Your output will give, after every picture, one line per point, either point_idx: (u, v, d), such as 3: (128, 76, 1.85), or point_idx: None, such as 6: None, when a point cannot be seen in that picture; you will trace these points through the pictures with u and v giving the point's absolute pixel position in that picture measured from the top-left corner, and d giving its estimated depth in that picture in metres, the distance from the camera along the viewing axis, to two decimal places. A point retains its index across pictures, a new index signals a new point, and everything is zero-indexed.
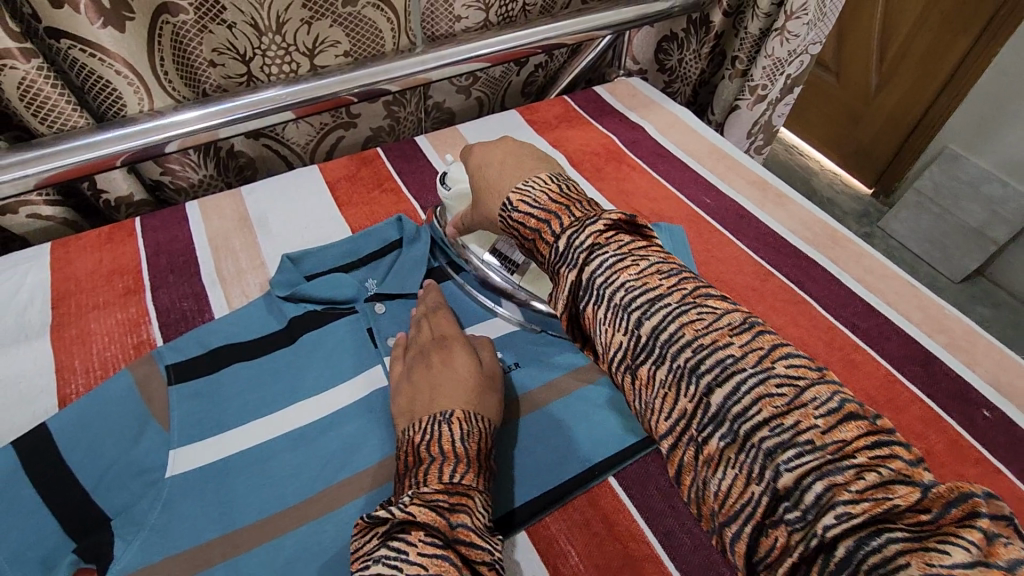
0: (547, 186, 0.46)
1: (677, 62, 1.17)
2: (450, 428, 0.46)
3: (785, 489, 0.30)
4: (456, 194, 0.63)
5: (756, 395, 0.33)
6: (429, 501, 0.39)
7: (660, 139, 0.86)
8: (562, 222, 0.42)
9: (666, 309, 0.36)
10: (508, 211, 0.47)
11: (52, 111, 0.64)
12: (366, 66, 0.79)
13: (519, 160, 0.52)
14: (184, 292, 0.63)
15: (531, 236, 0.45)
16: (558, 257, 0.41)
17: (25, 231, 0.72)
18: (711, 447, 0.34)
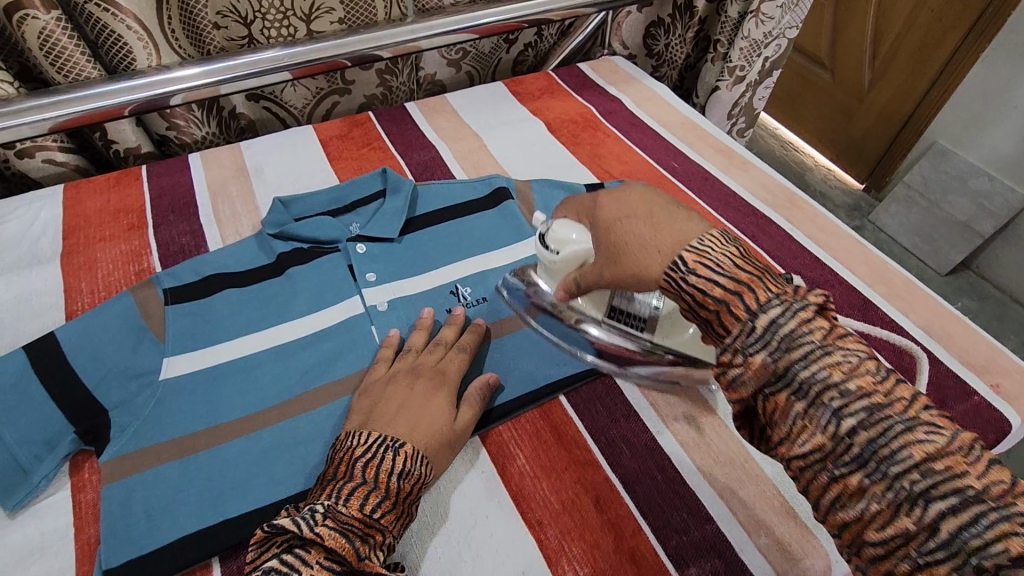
0: (725, 245, 0.38)
1: (664, 46, 1.22)
2: (394, 458, 0.43)
3: (936, 536, 0.29)
4: (566, 258, 0.51)
5: (904, 437, 0.31)
6: (342, 526, 0.39)
7: (636, 110, 0.90)
8: (761, 297, 0.36)
9: (809, 349, 0.34)
10: (679, 274, 0.38)
11: (68, 61, 0.70)
12: (360, 32, 0.84)
13: (671, 208, 0.42)
14: (183, 229, 0.69)
15: (709, 308, 0.37)
16: (753, 341, 0.35)
17: (41, 175, 0.78)
18: (847, 480, 0.32)
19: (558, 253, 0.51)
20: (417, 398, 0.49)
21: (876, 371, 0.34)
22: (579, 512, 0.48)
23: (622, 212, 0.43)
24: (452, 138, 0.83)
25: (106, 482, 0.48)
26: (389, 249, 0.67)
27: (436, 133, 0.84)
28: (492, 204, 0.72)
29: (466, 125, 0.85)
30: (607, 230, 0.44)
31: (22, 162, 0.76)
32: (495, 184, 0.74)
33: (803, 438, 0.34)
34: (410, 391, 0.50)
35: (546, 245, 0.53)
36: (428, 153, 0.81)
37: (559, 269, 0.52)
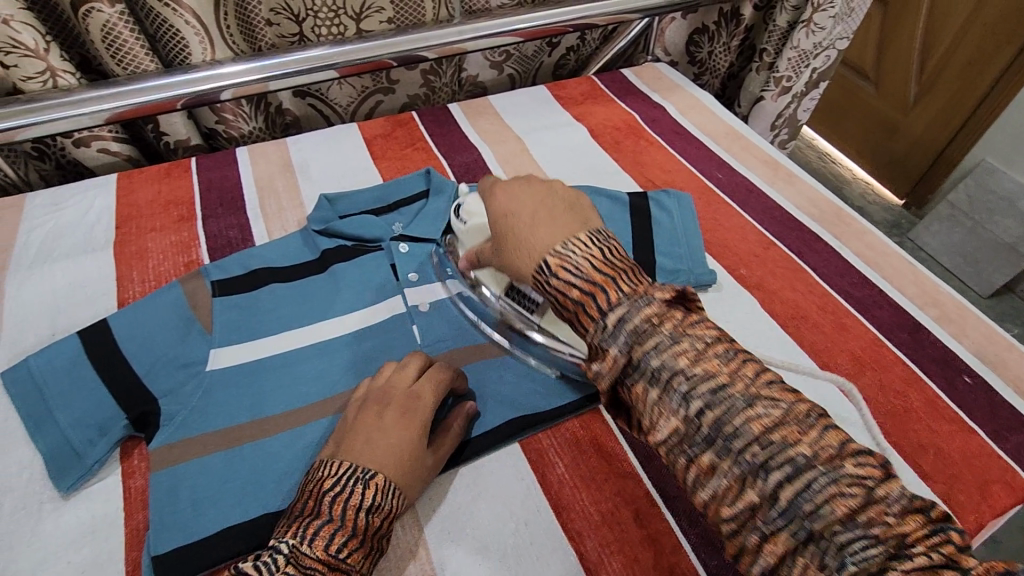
0: (589, 249, 0.45)
1: (707, 54, 1.20)
2: (363, 491, 0.42)
3: (780, 505, 0.33)
4: (472, 227, 0.61)
5: (743, 413, 0.36)
6: (302, 571, 0.38)
7: (680, 118, 0.89)
8: (611, 298, 0.41)
9: (715, 384, 0.37)
10: (545, 276, 0.45)
11: (127, 54, 0.72)
12: (408, 32, 0.85)
13: (554, 212, 0.49)
14: (231, 223, 0.70)
15: (571, 308, 0.43)
16: (607, 334, 0.40)
17: (95, 164, 0.80)
18: (702, 459, 0.36)
19: (466, 223, 0.61)
20: (384, 428, 0.46)
21: (727, 364, 0.38)
22: (618, 525, 0.47)
23: (509, 208, 0.51)
24: (494, 141, 0.83)
25: (155, 468, 0.49)
26: (432, 250, 0.67)
27: (478, 135, 0.84)
28: None
29: (509, 128, 0.85)
30: (497, 222, 0.51)
31: (78, 151, 0.78)
32: None
33: (667, 431, 0.38)
34: (380, 420, 0.47)
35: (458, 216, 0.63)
36: (470, 155, 0.81)
37: (466, 239, 0.62)
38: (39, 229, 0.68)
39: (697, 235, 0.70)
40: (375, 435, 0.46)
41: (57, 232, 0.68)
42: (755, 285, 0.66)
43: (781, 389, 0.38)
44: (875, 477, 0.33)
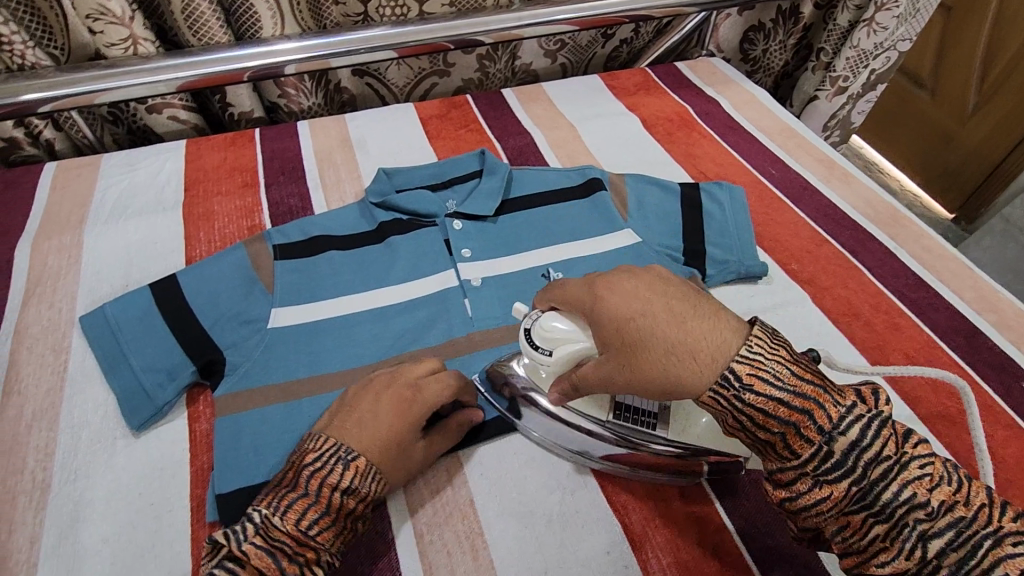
0: (774, 351, 0.38)
1: (762, 52, 1.16)
2: (344, 471, 0.42)
3: (914, 549, 0.34)
4: (560, 360, 0.45)
5: (838, 434, 0.36)
6: (271, 544, 0.38)
7: (734, 113, 0.89)
8: (832, 414, 0.36)
9: (887, 465, 0.35)
10: (734, 391, 0.37)
11: (203, 25, 0.75)
12: (469, 16, 0.86)
13: (682, 302, 0.40)
14: (292, 191, 0.73)
15: (766, 433, 0.38)
16: (730, 407, 0.38)
17: (164, 131, 0.84)
18: (855, 519, 0.35)
19: (551, 354, 0.45)
20: (374, 407, 0.46)
21: (880, 411, 0.37)
22: (662, 501, 0.48)
23: (633, 308, 0.40)
24: (546, 126, 0.84)
25: (220, 413, 0.51)
26: (485, 228, 0.68)
27: (531, 120, 0.85)
28: (585, 193, 0.73)
29: (561, 115, 0.86)
30: (614, 328, 0.41)
31: (150, 117, 0.82)
32: (589, 174, 0.74)
33: (828, 498, 0.36)
34: (376, 403, 0.46)
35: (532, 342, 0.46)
36: (523, 139, 0.82)
37: (554, 370, 0.46)
38: (114, 188, 0.72)
39: (749, 229, 0.70)
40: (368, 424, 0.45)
41: (130, 192, 0.71)
42: (806, 280, 0.66)
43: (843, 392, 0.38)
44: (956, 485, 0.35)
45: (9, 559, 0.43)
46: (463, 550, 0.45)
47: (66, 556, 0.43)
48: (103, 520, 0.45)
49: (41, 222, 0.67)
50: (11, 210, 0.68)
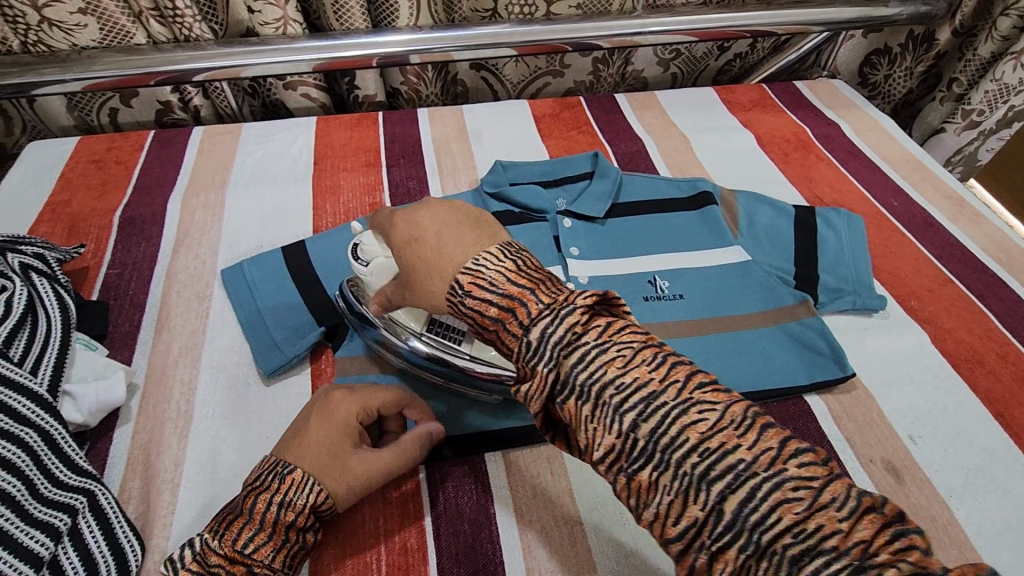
0: (503, 262, 0.37)
1: (883, 77, 1.11)
2: (280, 487, 0.41)
3: (726, 517, 0.29)
4: (375, 271, 0.49)
5: (678, 422, 0.31)
6: (205, 566, 0.40)
7: (855, 138, 0.85)
8: (531, 311, 0.34)
9: (665, 410, 0.31)
10: (458, 297, 0.37)
11: (346, 11, 0.80)
12: (594, 21, 0.87)
13: (461, 227, 0.39)
14: (411, 174, 0.76)
15: (489, 327, 0.36)
16: (531, 353, 0.33)
17: (296, 107, 0.90)
18: (570, 408, 0.33)
19: (367, 265, 0.49)
20: (302, 421, 0.45)
21: (576, 303, 0.34)
22: None
23: (413, 232, 0.40)
24: (658, 135, 0.84)
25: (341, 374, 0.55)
26: (593, 229, 0.70)
27: (643, 128, 0.85)
28: (696, 206, 0.72)
29: (673, 125, 0.86)
30: (401, 250, 0.40)
31: (286, 93, 0.88)
32: (701, 187, 0.73)
33: (529, 386, 0.34)
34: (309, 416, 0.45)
35: (357, 258, 0.50)
36: (634, 145, 0.82)
37: (370, 285, 0.50)
38: (253, 155, 0.78)
39: (866, 260, 0.68)
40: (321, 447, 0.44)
41: (266, 160, 0.77)
42: (926, 319, 0.63)
43: (717, 390, 0.32)
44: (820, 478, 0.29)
45: (157, 477, 0.48)
46: (563, 536, 0.46)
47: (205, 483, 0.48)
48: (236, 457, 0.49)
49: (189, 180, 0.74)
50: (166, 167, 0.75)
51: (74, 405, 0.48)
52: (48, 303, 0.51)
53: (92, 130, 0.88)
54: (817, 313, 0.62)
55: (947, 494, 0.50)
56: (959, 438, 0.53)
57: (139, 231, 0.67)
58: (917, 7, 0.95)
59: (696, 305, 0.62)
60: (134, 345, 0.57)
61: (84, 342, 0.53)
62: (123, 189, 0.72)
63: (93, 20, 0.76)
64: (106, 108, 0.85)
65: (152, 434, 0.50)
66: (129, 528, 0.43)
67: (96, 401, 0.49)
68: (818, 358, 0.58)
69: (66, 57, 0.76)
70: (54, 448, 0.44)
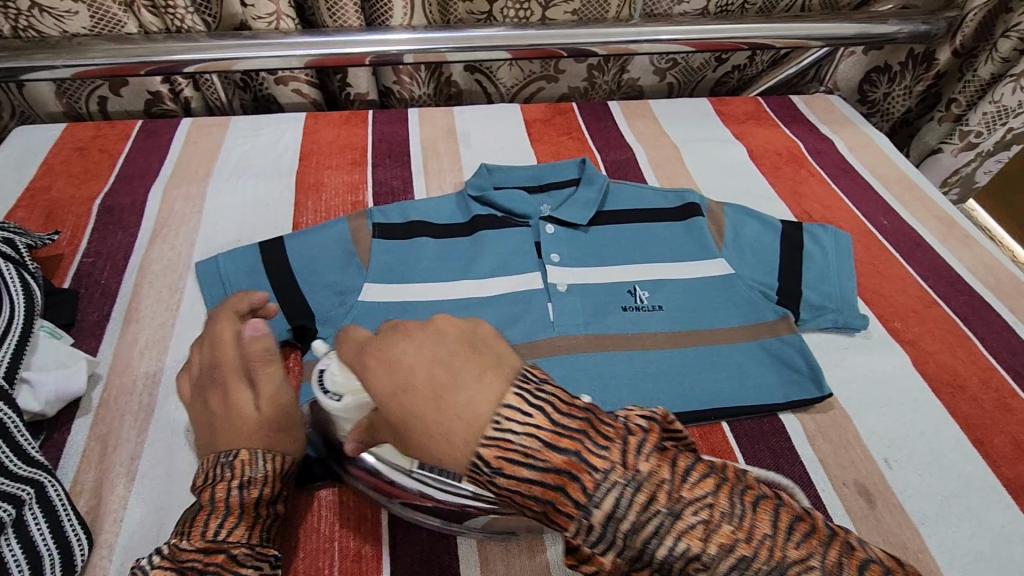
0: (529, 420, 0.32)
1: (882, 95, 1.11)
2: (231, 471, 0.41)
3: (638, 552, 0.31)
4: (350, 406, 0.40)
5: (675, 530, 0.31)
6: (178, 565, 0.37)
7: (848, 155, 0.84)
8: (587, 487, 0.31)
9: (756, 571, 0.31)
10: (487, 475, 0.32)
11: (339, 8, 0.80)
12: (589, 27, 0.87)
13: (469, 359, 0.34)
14: (396, 174, 0.76)
15: (534, 505, 0.32)
16: (597, 536, 0.31)
17: (287, 102, 0.90)
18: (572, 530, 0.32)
19: (341, 399, 0.40)
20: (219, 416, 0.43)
21: (639, 469, 0.32)
22: None
23: (399, 376, 0.34)
24: (649, 144, 0.83)
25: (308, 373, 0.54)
26: (576, 237, 0.69)
27: (635, 137, 0.84)
28: (681, 217, 0.71)
29: (665, 135, 0.85)
30: (384, 400, 0.34)
31: (277, 88, 0.88)
32: (687, 199, 0.73)
33: (599, 567, 0.32)
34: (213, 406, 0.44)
35: (323, 387, 0.41)
36: (624, 154, 0.81)
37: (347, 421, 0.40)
38: (238, 149, 0.77)
39: (851, 278, 0.66)
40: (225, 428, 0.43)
41: (252, 154, 0.77)
42: (909, 341, 0.62)
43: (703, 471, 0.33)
44: (710, 492, 0.32)
45: (112, 470, 0.47)
46: (521, 547, 0.46)
47: (159, 479, 0.47)
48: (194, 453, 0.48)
49: (173, 171, 0.73)
50: (149, 157, 0.75)
51: (32, 395, 0.47)
52: (11, 283, 0.50)
53: (81, 118, 0.88)
54: (798, 329, 0.61)
55: (920, 521, 0.49)
56: (935, 464, 0.52)
57: (117, 221, 0.66)
58: (917, 25, 0.94)
59: (674, 317, 0.61)
60: (102, 335, 0.56)
61: (48, 329, 0.52)
62: (104, 178, 0.72)
63: (84, 6, 0.75)
64: (95, 96, 0.84)
65: (111, 426, 0.49)
66: (78, 521, 0.42)
67: (55, 390, 0.48)
68: (795, 376, 0.57)
69: (56, 43, 0.76)
70: (7, 436, 0.43)
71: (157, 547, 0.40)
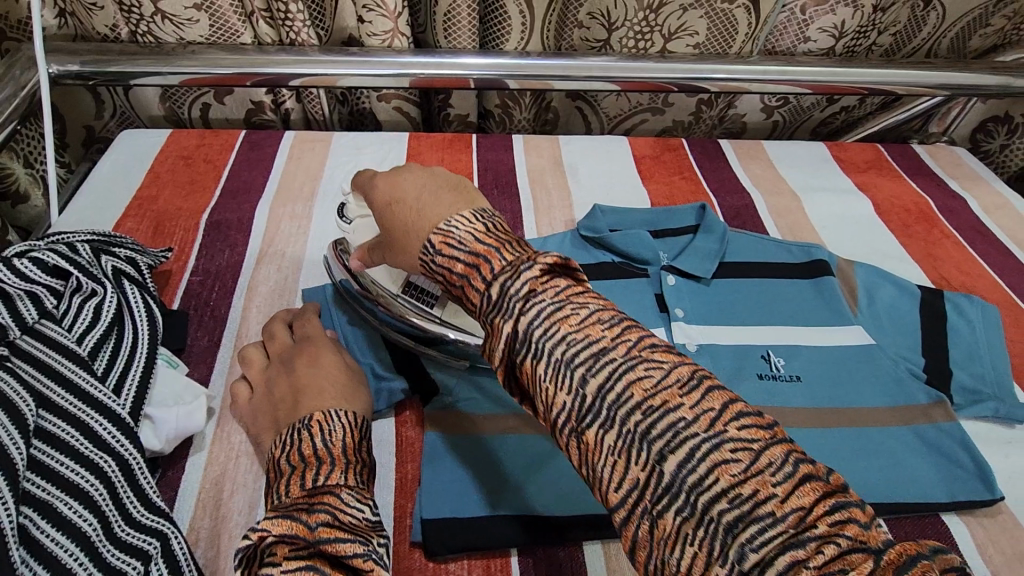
0: (474, 224, 0.38)
1: (998, 147, 1.06)
2: (309, 432, 0.41)
3: (667, 480, 0.28)
4: (354, 227, 0.55)
5: (626, 377, 0.31)
6: (284, 512, 0.36)
7: (983, 217, 0.78)
8: (493, 269, 0.35)
9: (613, 365, 0.31)
10: (429, 255, 0.38)
11: (455, 27, 0.77)
12: (710, 61, 0.82)
13: (438, 192, 0.41)
14: (504, 207, 0.72)
15: (456, 284, 0.37)
16: (491, 310, 0.35)
17: (385, 119, 0.87)
18: (590, 435, 0.31)
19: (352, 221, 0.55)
20: (301, 371, 0.47)
21: (536, 264, 0.35)
22: None
23: (393, 194, 0.42)
24: (766, 189, 0.79)
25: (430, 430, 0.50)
26: (698, 290, 0.64)
27: (750, 180, 0.80)
28: (810, 274, 0.66)
29: (783, 181, 0.80)
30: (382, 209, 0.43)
31: (379, 105, 0.85)
32: (816, 255, 0.67)
33: (494, 342, 0.35)
34: (295, 369, 0.47)
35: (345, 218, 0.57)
36: (740, 199, 0.77)
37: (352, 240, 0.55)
38: (342, 168, 0.75)
39: (1005, 360, 0.60)
40: (304, 380, 0.46)
41: (356, 175, 0.74)
42: None
43: None
44: None
45: (230, 520, 0.44)
46: None
47: None
48: None
49: (277, 188, 0.71)
50: (254, 171, 0.73)
51: (153, 431, 0.45)
52: (136, 310, 0.49)
53: (180, 123, 0.86)
54: (954, 416, 0.55)
55: None
56: None
57: (224, 238, 0.64)
58: None
59: (813, 389, 0.57)
60: (212, 364, 0.53)
61: (166, 357, 0.50)
62: (210, 191, 0.70)
63: (204, 14, 0.74)
64: (198, 103, 0.83)
65: (227, 467, 0.47)
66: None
67: (175, 428, 0.46)
68: (959, 472, 0.51)
69: (171, 49, 0.74)
70: (130, 478, 0.41)
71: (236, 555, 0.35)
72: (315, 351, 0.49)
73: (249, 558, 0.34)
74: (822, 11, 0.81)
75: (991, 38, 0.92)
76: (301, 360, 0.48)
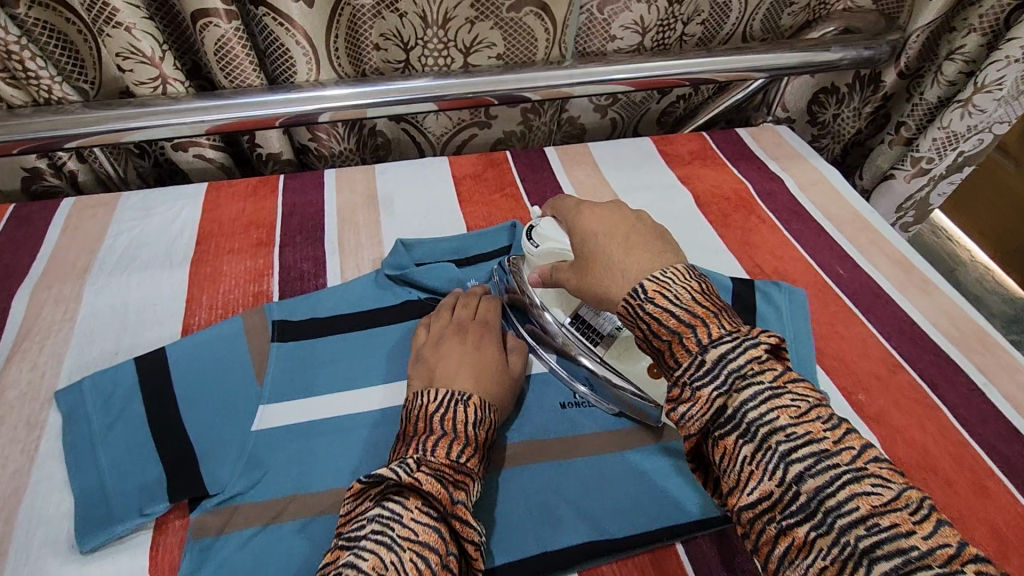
0: (687, 282, 0.43)
1: (831, 117, 1.06)
2: (465, 409, 0.48)
3: (806, 500, 0.35)
4: (543, 253, 0.56)
5: (773, 403, 0.37)
6: (434, 471, 0.43)
7: (799, 195, 0.80)
8: (713, 332, 0.40)
9: (760, 391, 0.38)
10: (639, 300, 0.43)
11: (233, 66, 0.71)
12: (517, 71, 0.79)
13: (649, 240, 0.49)
14: (307, 254, 0.68)
15: (664, 337, 0.42)
16: (703, 373, 0.39)
17: (189, 169, 0.81)
18: (727, 443, 0.38)
19: (538, 247, 0.57)
20: (467, 350, 0.55)
21: (758, 339, 0.40)
22: None
23: (603, 232, 0.51)
24: (588, 196, 0.77)
25: (195, 540, 0.46)
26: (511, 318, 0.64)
27: (573, 188, 0.78)
28: None
29: (605, 185, 0.79)
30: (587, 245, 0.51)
31: (176, 155, 0.78)
32: None
33: (694, 405, 0.39)
34: (462, 345, 0.55)
35: (530, 239, 0.58)
36: None
37: (535, 263, 0.57)
38: (124, 235, 0.68)
39: (809, 345, 0.61)
40: (462, 359, 0.54)
41: (140, 240, 0.68)
42: (874, 417, 0.56)
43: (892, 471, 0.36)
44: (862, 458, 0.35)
45: None
46: None
47: None
48: None
49: (44, 268, 0.64)
50: (18, 250, 0.65)
51: None
52: None
53: None
54: None
55: None
56: None
57: None
58: (860, 52, 0.88)
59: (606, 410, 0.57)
60: None
61: None
62: None
63: None
64: None
65: None
66: None
67: None
68: None
69: None
70: None
71: (365, 484, 0.43)
72: (449, 342, 0.56)
73: (362, 494, 0.43)
74: (618, 9, 0.81)
75: (800, 15, 0.94)
76: (473, 334, 0.57)
